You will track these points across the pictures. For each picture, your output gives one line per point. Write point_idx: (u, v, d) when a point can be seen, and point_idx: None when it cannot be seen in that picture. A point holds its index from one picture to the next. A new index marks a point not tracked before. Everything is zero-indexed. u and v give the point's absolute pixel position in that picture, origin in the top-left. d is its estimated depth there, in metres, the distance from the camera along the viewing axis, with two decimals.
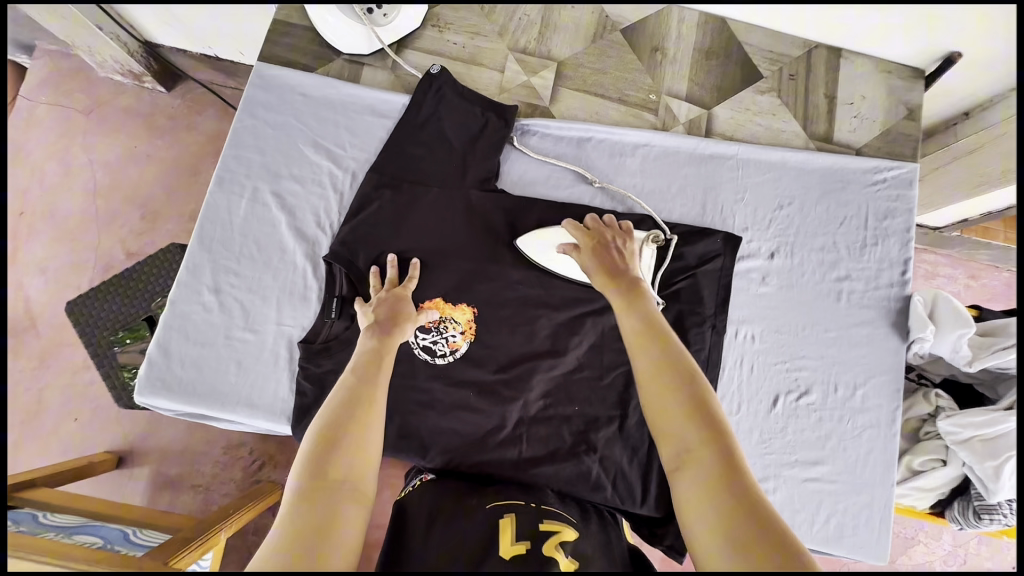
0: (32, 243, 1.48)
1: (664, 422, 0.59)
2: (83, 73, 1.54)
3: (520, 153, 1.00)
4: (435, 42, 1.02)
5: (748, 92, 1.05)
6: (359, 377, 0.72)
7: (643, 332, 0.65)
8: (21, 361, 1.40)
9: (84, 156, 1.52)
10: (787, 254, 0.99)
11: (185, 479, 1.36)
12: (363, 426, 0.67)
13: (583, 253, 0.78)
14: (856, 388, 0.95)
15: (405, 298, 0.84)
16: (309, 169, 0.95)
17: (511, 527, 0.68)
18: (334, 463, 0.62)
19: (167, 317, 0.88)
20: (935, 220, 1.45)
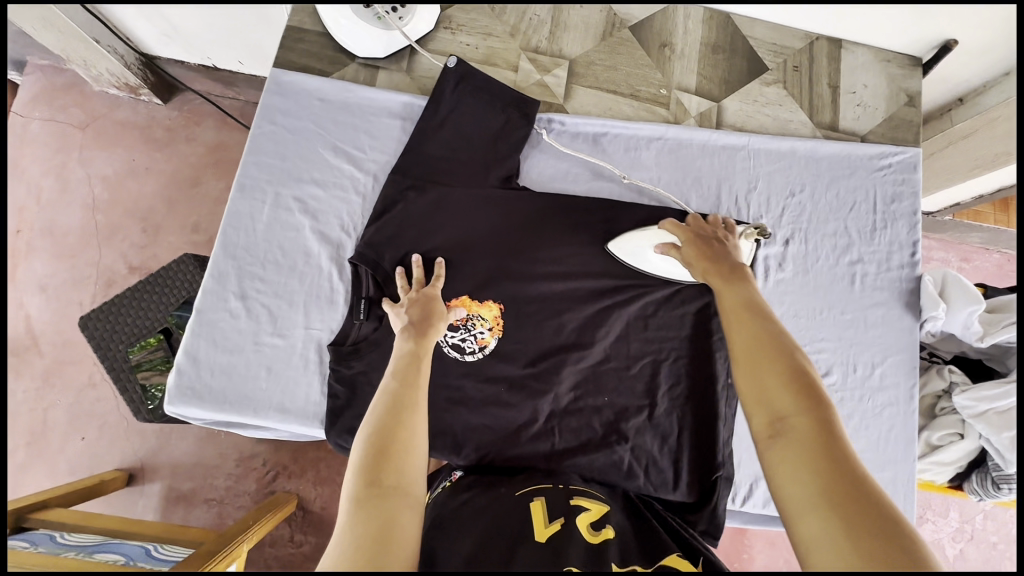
0: (30, 261, 1.45)
1: (757, 387, 0.60)
2: (78, 87, 1.52)
3: (541, 150, 1.01)
4: (449, 44, 1.02)
5: (755, 84, 1.08)
6: (401, 380, 0.73)
7: (745, 310, 0.67)
8: (23, 382, 1.37)
9: (81, 171, 1.50)
10: (801, 240, 1.02)
11: (200, 493, 1.34)
12: (409, 429, 0.68)
13: (684, 249, 0.80)
14: (875, 368, 0.98)
15: (434, 298, 0.85)
16: (331, 173, 0.95)
17: (542, 509, 0.70)
18: (388, 469, 0.63)
19: (194, 325, 0.87)
20: (930, 204, 1.50)
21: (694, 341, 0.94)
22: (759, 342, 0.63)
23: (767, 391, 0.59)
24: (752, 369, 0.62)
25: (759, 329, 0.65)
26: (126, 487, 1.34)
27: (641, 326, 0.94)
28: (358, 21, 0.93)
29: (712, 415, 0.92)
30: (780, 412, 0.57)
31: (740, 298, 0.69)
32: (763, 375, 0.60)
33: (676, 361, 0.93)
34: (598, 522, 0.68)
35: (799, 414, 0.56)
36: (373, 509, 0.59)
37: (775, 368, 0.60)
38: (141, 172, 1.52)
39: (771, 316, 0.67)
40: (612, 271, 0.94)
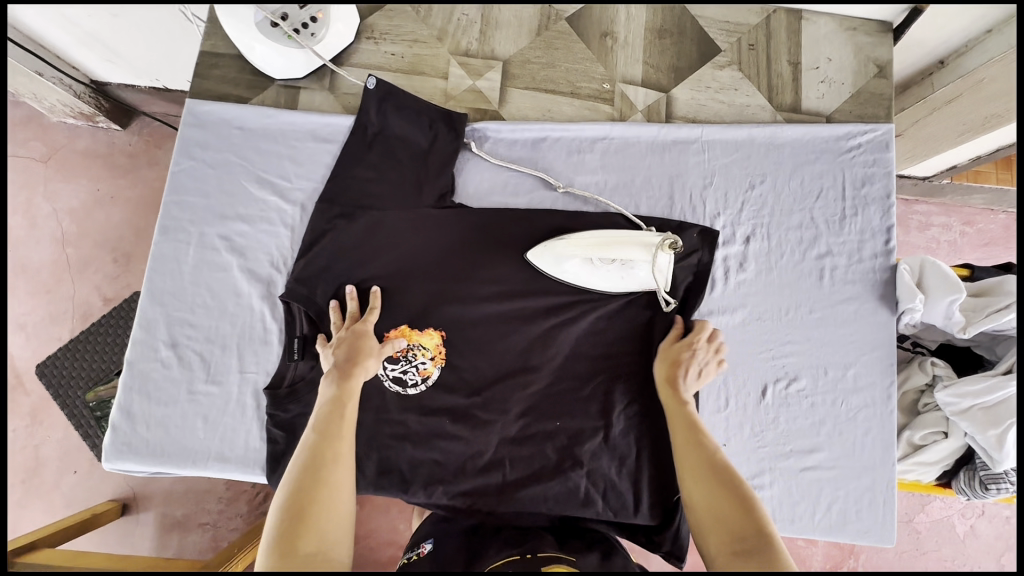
0: None
1: (714, 516, 0.71)
2: (35, 118, 1.43)
3: (476, 162, 0.95)
4: (372, 55, 0.97)
5: (707, 68, 1.00)
6: (322, 431, 0.73)
7: (689, 434, 0.78)
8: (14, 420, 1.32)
9: (46, 207, 1.41)
10: (763, 236, 0.95)
11: (193, 518, 1.30)
12: (329, 487, 0.69)
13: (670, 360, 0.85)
14: (848, 368, 0.91)
15: (362, 333, 0.82)
16: (257, 207, 0.91)
17: None
18: (303, 534, 0.64)
19: (126, 379, 0.85)
20: (925, 168, 1.35)
21: (647, 355, 0.88)
22: (706, 472, 0.74)
23: (724, 520, 0.70)
24: (706, 498, 0.73)
25: (706, 457, 0.76)
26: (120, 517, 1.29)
27: (592, 343, 0.89)
28: (265, 40, 0.87)
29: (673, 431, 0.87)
30: (739, 540, 0.68)
31: (686, 420, 0.80)
32: (719, 505, 0.71)
33: (631, 378, 0.88)
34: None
35: (750, 539, 0.68)
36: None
37: (727, 494, 0.72)
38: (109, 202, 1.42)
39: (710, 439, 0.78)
40: (558, 287, 0.89)
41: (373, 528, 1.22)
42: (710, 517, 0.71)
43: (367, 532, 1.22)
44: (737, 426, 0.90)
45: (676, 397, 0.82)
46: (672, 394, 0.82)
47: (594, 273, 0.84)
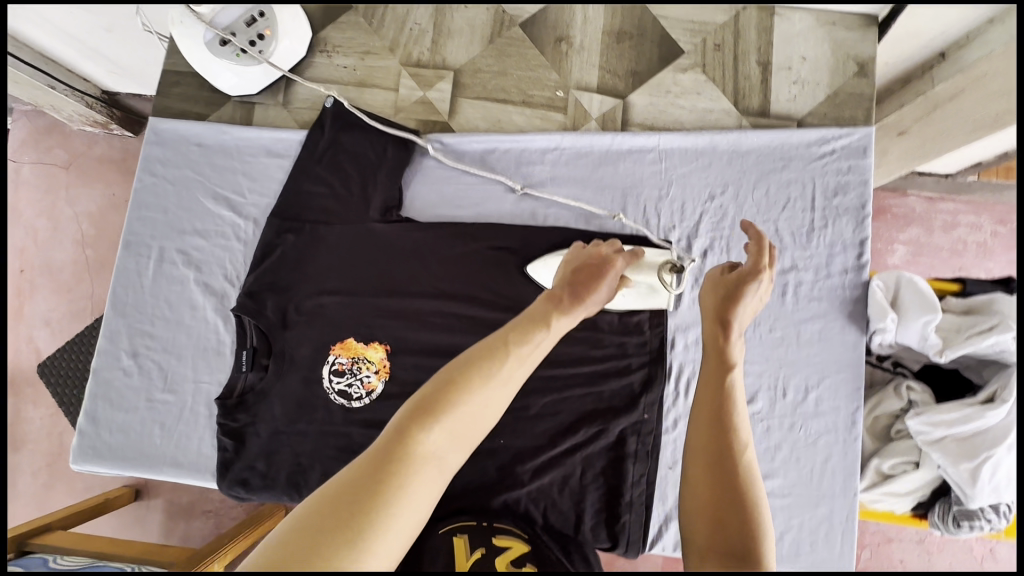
0: (34, 302, 1.40)
1: (704, 506, 0.59)
2: (57, 126, 1.45)
3: (425, 175, 0.95)
4: (326, 69, 0.97)
5: (668, 72, 0.95)
6: (514, 327, 0.65)
7: (712, 395, 0.65)
8: (41, 410, 1.35)
9: (67, 209, 1.43)
10: (722, 249, 0.90)
11: (198, 506, 1.32)
12: (499, 380, 0.61)
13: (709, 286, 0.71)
14: (809, 391, 0.86)
15: (606, 282, 0.72)
16: (212, 222, 0.94)
17: (463, 545, 0.70)
18: (455, 408, 0.57)
19: (93, 386, 0.90)
20: (941, 165, 1.17)
21: (589, 374, 0.87)
22: (714, 455, 0.61)
23: (717, 516, 0.58)
24: (704, 489, 0.60)
25: (722, 446, 0.61)
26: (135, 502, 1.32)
27: None
28: (217, 59, 0.89)
29: (619, 451, 0.85)
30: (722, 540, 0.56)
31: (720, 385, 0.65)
32: (719, 503, 0.58)
33: (575, 397, 0.87)
34: (518, 560, 0.67)
35: (739, 549, 0.55)
36: (381, 482, 0.50)
37: (731, 495, 0.58)
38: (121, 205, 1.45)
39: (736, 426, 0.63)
40: (501, 302, 0.89)
41: None
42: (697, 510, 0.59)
43: None
44: None
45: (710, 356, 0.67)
46: (720, 347, 0.67)
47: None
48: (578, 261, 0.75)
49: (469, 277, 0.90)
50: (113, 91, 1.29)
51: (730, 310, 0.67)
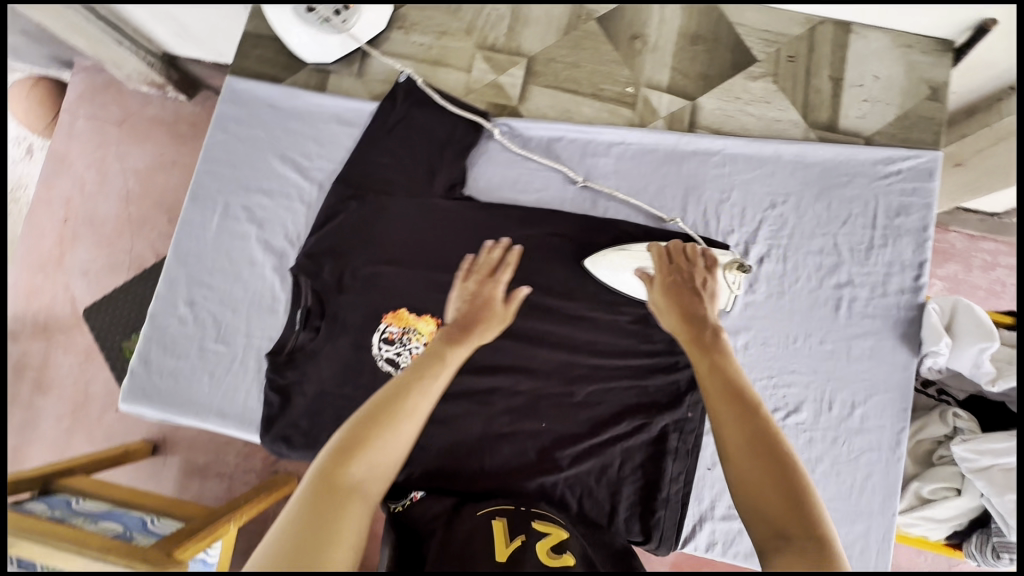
0: (77, 251, 1.45)
1: (751, 493, 0.59)
2: (116, 85, 1.50)
3: (490, 157, 0.96)
4: (402, 45, 0.99)
5: (739, 78, 0.95)
6: (415, 368, 0.70)
7: (725, 389, 0.66)
8: (70, 356, 1.40)
9: (115, 165, 1.48)
10: (778, 257, 0.90)
11: (212, 467, 1.35)
12: (402, 418, 0.64)
13: (657, 290, 0.81)
14: (855, 407, 0.86)
15: (495, 302, 0.83)
16: (278, 182, 0.96)
17: (502, 530, 0.69)
18: (365, 449, 0.61)
19: (148, 330, 0.92)
20: (992, 203, 1.17)
21: (637, 367, 0.88)
22: (746, 440, 0.61)
23: (763, 498, 0.58)
24: (746, 472, 0.60)
25: (751, 428, 0.62)
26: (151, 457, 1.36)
27: (583, 347, 0.88)
28: (301, 23, 0.91)
29: (659, 447, 0.86)
30: (776, 521, 0.57)
31: (721, 377, 0.67)
32: (764, 484, 0.59)
33: (620, 389, 0.87)
34: (558, 547, 0.67)
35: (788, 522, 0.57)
36: (311, 532, 0.54)
37: (767, 471, 0.59)
38: (169, 166, 1.50)
39: (755, 403, 0.65)
40: (556, 288, 0.90)
41: None
42: (744, 492, 0.60)
43: None
44: None
45: (704, 357, 0.71)
46: (698, 350, 0.72)
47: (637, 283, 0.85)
48: (461, 300, 0.83)
49: (526, 260, 0.90)
50: (175, 55, 1.34)
51: (686, 312, 0.77)
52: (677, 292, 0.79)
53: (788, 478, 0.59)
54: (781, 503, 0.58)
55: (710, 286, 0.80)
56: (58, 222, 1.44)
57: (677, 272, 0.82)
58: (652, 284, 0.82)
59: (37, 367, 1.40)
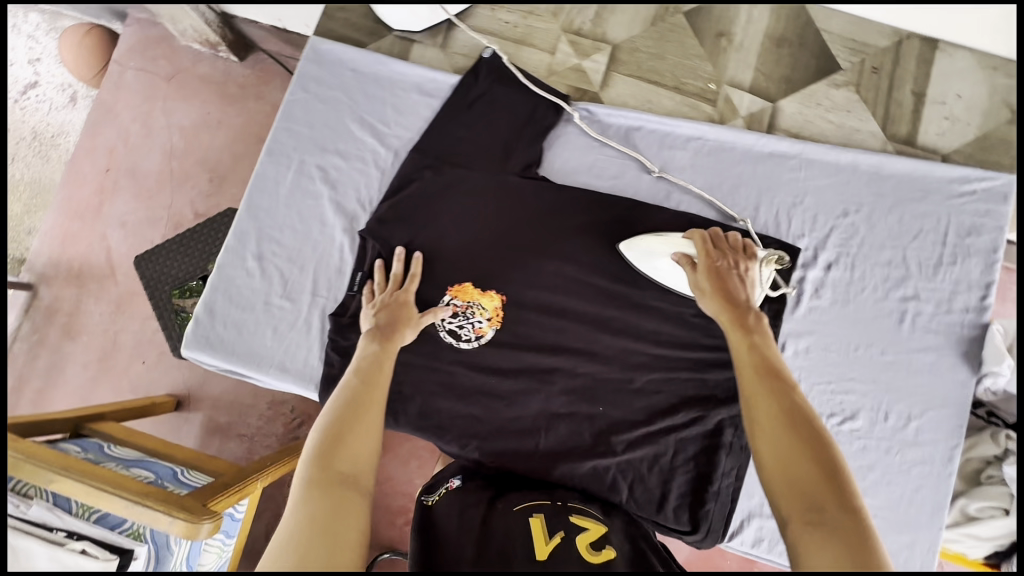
0: (116, 201, 1.48)
1: (784, 472, 0.57)
2: (166, 38, 1.51)
3: (566, 139, 0.96)
4: (489, 21, 1.00)
5: (822, 85, 0.96)
6: (366, 371, 0.74)
7: (761, 371, 0.66)
8: (100, 305, 1.44)
9: (161, 119, 1.50)
10: (846, 266, 0.91)
11: (234, 428, 1.38)
12: (363, 418, 0.67)
13: (698, 275, 0.78)
14: (911, 420, 0.87)
15: (411, 306, 0.86)
16: (354, 146, 0.96)
17: (541, 526, 0.70)
18: (343, 448, 0.63)
19: (215, 279, 0.93)
20: None
21: (700, 361, 0.88)
22: (780, 417, 0.60)
23: (795, 477, 0.56)
24: (779, 450, 0.58)
25: (784, 408, 0.61)
26: (173, 412, 1.39)
27: (646, 336, 0.89)
28: None
29: (714, 441, 0.86)
30: (811, 500, 0.54)
31: (755, 360, 0.67)
32: (798, 463, 0.57)
33: (679, 380, 0.88)
34: (597, 543, 0.67)
35: (824, 502, 0.53)
36: (314, 527, 0.55)
37: (801, 449, 0.57)
38: (215, 125, 1.51)
39: (789, 380, 0.65)
40: (623, 275, 0.90)
41: (385, 477, 1.12)
42: (772, 457, 0.58)
43: (386, 480, 1.12)
44: None
45: (744, 336, 0.70)
46: (738, 330, 0.71)
47: (673, 267, 0.85)
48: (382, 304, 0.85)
49: (597, 245, 0.91)
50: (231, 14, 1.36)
51: (727, 294, 0.75)
52: (722, 278, 0.77)
53: (821, 452, 0.57)
54: (816, 483, 0.55)
55: (751, 274, 0.78)
56: (99, 171, 1.48)
57: (715, 256, 0.79)
58: (694, 269, 0.79)
59: (68, 313, 1.45)
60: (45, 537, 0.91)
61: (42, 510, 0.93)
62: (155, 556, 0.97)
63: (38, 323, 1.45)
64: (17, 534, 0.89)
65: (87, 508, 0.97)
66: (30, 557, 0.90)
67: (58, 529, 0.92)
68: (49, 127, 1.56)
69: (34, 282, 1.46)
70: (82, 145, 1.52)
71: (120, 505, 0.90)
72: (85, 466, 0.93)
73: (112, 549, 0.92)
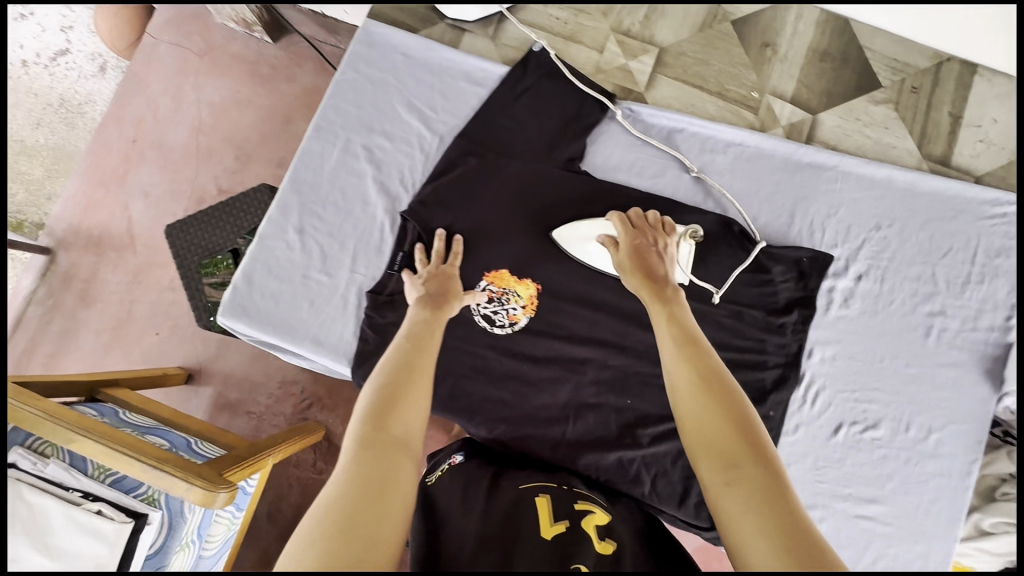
0: (142, 171, 1.50)
1: (705, 437, 0.56)
2: (203, 17, 1.56)
3: (610, 136, 0.98)
4: (540, 16, 1.02)
5: (861, 100, 0.98)
6: (414, 340, 0.74)
7: (682, 338, 0.65)
8: (118, 274, 1.46)
9: (192, 94, 1.53)
10: (876, 278, 0.93)
11: (243, 405, 1.38)
12: (413, 385, 0.68)
13: (621, 252, 0.78)
14: (931, 432, 0.88)
15: (455, 280, 0.87)
16: (401, 128, 0.98)
17: (547, 508, 0.68)
18: (395, 410, 0.63)
19: (254, 250, 0.94)
20: None
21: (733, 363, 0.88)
22: (699, 383, 0.59)
23: (716, 441, 0.55)
24: (700, 416, 0.57)
25: (701, 374, 0.60)
26: (184, 384, 1.40)
27: None
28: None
29: None
30: (730, 461, 0.53)
31: (677, 328, 0.66)
32: (716, 427, 0.56)
33: None
34: (603, 529, 0.65)
35: (742, 462, 0.53)
36: (365, 481, 0.55)
37: (719, 413, 0.57)
38: (244, 104, 1.53)
39: (706, 344, 0.64)
40: None
41: None
42: (694, 427, 0.57)
43: None
44: (801, 454, 0.89)
45: (663, 307, 0.69)
46: (659, 301, 0.70)
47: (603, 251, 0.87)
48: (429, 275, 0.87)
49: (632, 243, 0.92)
50: None
51: (651, 268, 0.74)
52: (641, 253, 0.77)
53: (739, 413, 0.57)
54: (735, 445, 0.54)
55: (668, 248, 0.79)
56: (127, 142, 1.51)
57: (640, 234, 0.80)
58: (616, 247, 0.80)
59: (86, 280, 1.46)
60: (61, 495, 0.92)
61: (59, 469, 0.95)
62: (169, 522, 0.97)
63: (54, 288, 1.46)
64: (34, 492, 0.91)
65: (105, 471, 0.99)
66: (46, 516, 0.90)
67: (75, 489, 0.94)
68: (77, 94, 1.56)
69: (53, 247, 1.48)
70: (110, 115, 1.54)
71: (139, 468, 0.90)
72: (104, 428, 0.93)
73: (127, 512, 0.93)
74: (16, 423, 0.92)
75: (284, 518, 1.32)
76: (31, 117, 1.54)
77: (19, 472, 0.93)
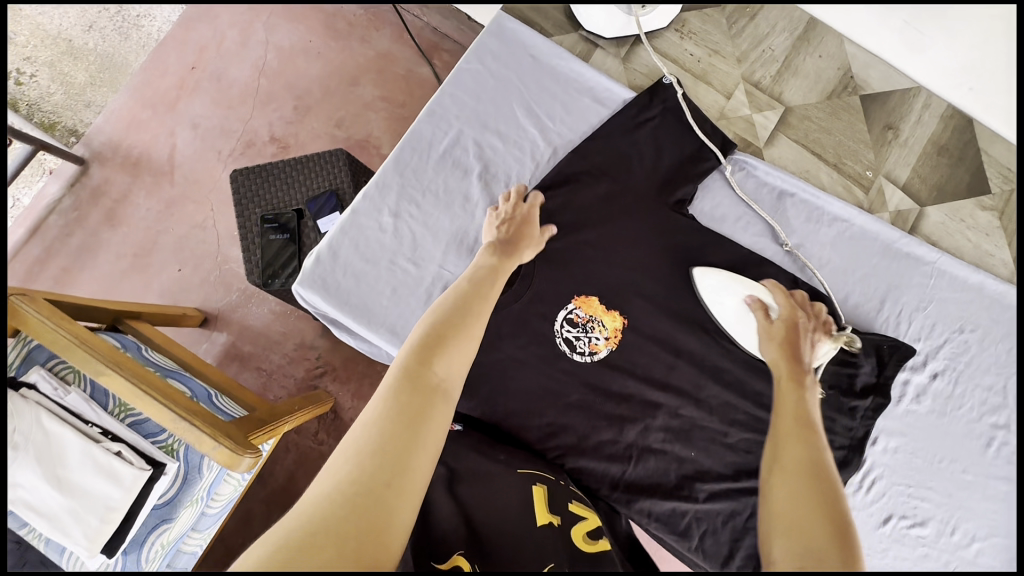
0: (193, 102, 1.45)
1: (790, 515, 0.57)
2: None
3: (722, 187, 0.97)
4: (673, 46, 1.04)
5: (969, 203, 0.99)
6: (473, 287, 0.70)
7: (795, 427, 0.68)
8: (150, 201, 1.40)
9: (261, 33, 1.47)
10: (950, 379, 0.93)
11: (254, 359, 1.33)
12: (466, 327, 0.63)
13: (774, 324, 0.82)
14: (973, 540, 0.90)
15: (531, 223, 0.85)
16: (516, 132, 0.95)
17: (543, 498, 0.71)
18: (442, 349, 0.60)
19: (345, 223, 0.91)
20: None
21: None
22: (809, 469, 0.62)
23: (803, 522, 0.56)
24: (791, 493, 0.59)
25: (811, 462, 0.62)
26: (198, 327, 1.35)
27: (752, 396, 0.88)
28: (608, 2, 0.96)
29: None
30: (807, 544, 0.53)
31: (795, 418, 0.69)
32: (806, 509, 0.57)
33: None
34: (594, 532, 0.67)
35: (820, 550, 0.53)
36: (401, 417, 0.52)
37: (817, 500, 0.58)
38: (312, 54, 1.46)
39: (823, 443, 0.66)
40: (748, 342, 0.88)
41: None
42: (785, 504, 0.59)
43: None
44: None
45: (795, 390, 0.73)
46: (795, 391, 0.74)
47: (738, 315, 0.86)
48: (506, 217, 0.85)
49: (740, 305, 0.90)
50: None
51: (796, 353, 0.78)
52: (795, 336, 0.80)
53: (835, 509, 0.58)
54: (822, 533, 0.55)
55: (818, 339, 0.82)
56: (185, 69, 1.45)
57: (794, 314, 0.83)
58: (767, 319, 0.83)
59: (116, 199, 1.40)
60: (79, 428, 0.91)
61: (80, 400, 0.94)
62: (184, 475, 0.96)
63: (80, 201, 1.41)
64: (54, 420, 0.89)
65: (124, 410, 0.99)
66: (62, 446, 0.89)
67: (93, 424, 0.93)
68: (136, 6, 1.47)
69: (88, 159, 1.42)
70: (173, 36, 1.47)
71: (168, 417, 0.84)
72: (137, 366, 0.87)
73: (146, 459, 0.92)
74: (43, 342, 0.85)
75: (276, 483, 1.27)
76: (83, 18, 1.45)
77: (40, 396, 0.91)
